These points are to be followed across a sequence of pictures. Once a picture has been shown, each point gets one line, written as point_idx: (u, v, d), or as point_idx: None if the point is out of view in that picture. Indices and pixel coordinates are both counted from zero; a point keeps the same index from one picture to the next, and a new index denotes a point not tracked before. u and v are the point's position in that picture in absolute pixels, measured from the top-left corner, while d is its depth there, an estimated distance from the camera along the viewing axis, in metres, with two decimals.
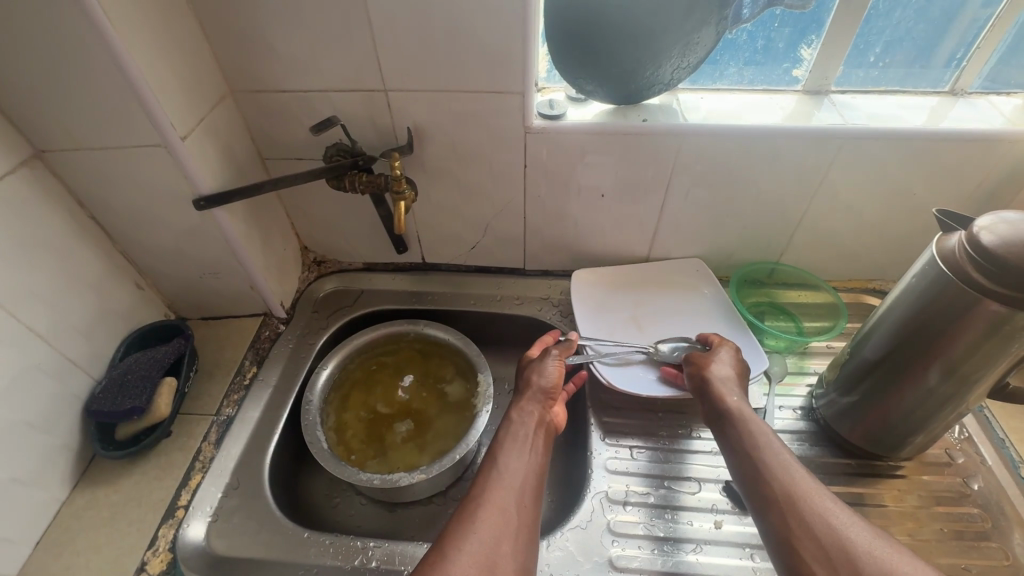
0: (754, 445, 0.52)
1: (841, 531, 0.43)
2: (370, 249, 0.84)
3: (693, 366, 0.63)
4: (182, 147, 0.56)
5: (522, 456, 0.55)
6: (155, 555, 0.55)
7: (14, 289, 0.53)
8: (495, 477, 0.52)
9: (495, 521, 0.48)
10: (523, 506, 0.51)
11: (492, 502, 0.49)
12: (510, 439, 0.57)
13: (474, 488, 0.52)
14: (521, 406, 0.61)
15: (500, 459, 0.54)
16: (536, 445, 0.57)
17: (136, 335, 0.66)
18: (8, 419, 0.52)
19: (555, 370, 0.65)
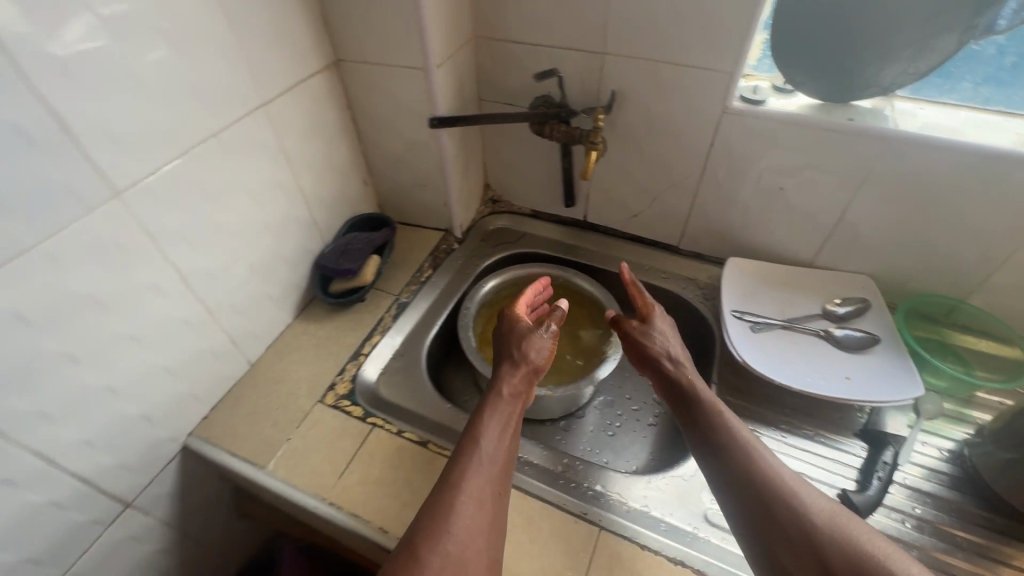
0: (722, 439, 0.55)
1: (817, 514, 0.48)
2: (541, 197, 0.94)
3: (652, 343, 0.66)
4: (435, 72, 0.69)
5: (500, 439, 0.57)
6: (341, 381, 0.71)
7: (301, 157, 0.71)
8: (475, 461, 0.53)
9: (478, 500, 0.51)
10: (498, 488, 0.53)
11: (470, 492, 0.51)
12: (493, 419, 0.58)
13: (453, 472, 0.53)
14: (513, 381, 0.63)
15: (478, 441, 0.55)
16: (512, 426, 0.59)
17: (356, 219, 0.84)
18: (275, 250, 0.70)
19: (543, 349, 0.66)
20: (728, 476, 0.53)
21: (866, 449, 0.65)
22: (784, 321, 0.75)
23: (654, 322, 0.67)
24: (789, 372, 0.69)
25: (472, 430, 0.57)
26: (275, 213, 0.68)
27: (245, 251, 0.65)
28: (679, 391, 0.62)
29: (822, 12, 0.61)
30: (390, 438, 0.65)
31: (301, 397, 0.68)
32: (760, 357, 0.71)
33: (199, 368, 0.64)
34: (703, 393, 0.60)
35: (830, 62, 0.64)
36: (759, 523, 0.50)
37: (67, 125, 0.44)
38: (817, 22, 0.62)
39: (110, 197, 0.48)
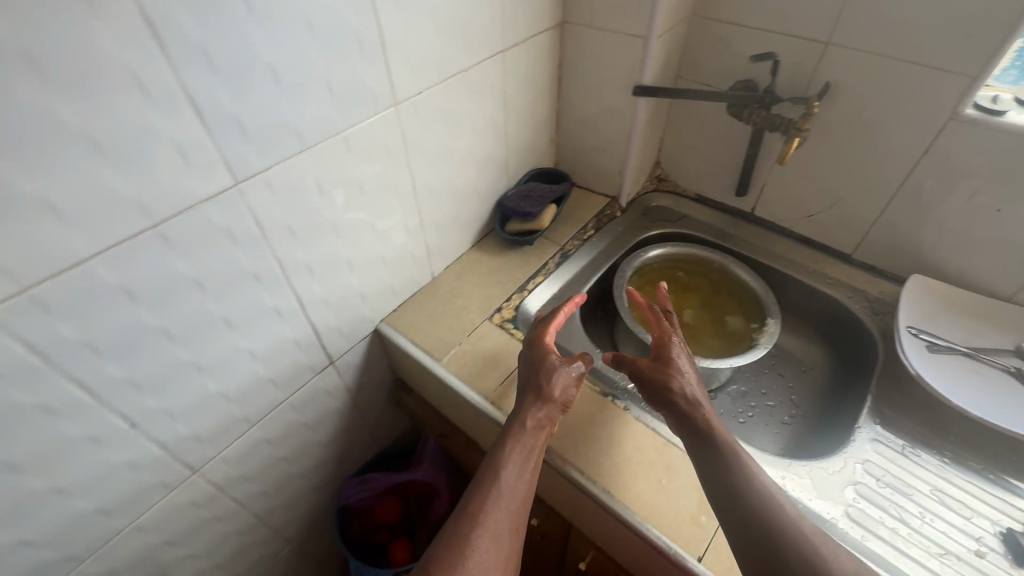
0: (735, 494, 0.50)
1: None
2: (712, 183, 0.95)
3: (663, 386, 0.58)
4: (653, 42, 0.74)
5: (519, 470, 0.53)
6: (506, 307, 0.79)
7: (514, 104, 0.79)
8: (494, 500, 0.51)
9: (496, 541, 0.49)
10: (517, 526, 0.51)
11: (486, 527, 0.49)
12: (516, 452, 0.54)
13: (471, 507, 0.50)
14: (537, 410, 0.57)
15: (496, 476, 0.52)
16: (532, 455, 0.55)
17: (538, 171, 0.91)
18: (475, 182, 0.80)
19: (568, 378, 0.60)
20: (737, 532, 0.49)
21: None
22: (969, 349, 0.71)
23: (669, 357, 0.60)
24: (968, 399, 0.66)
25: (488, 466, 0.54)
26: (483, 149, 0.78)
27: (456, 176, 0.75)
28: (695, 435, 0.55)
29: None
30: None
31: (472, 313, 0.78)
32: (937, 377, 0.68)
33: (402, 267, 0.75)
34: (721, 436, 0.54)
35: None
36: None
37: (382, 39, 0.54)
38: None
39: (390, 104, 0.59)
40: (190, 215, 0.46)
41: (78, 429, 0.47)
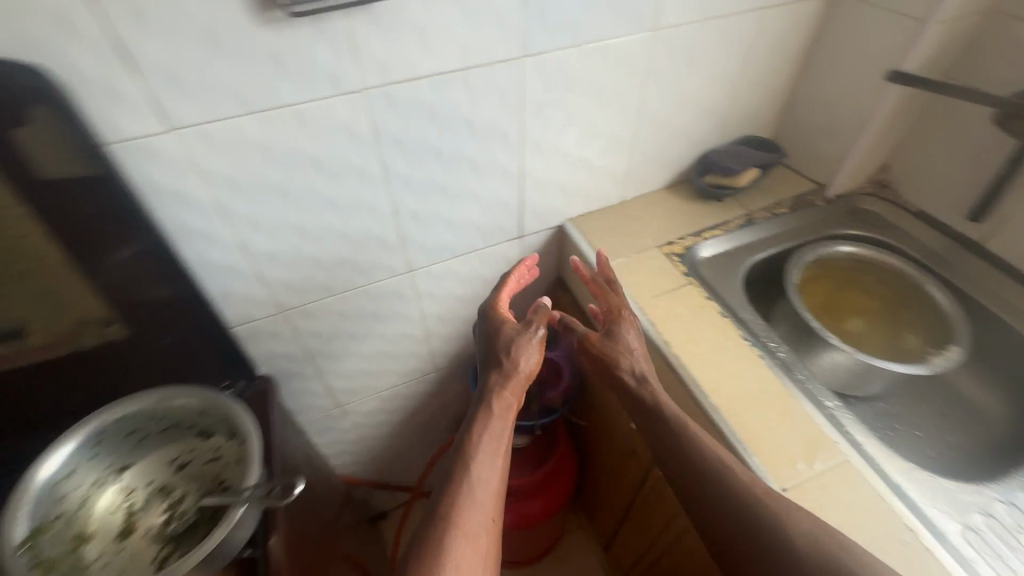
0: (686, 450, 0.58)
1: (799, 533, 0.51)
2: (944, 199, 0.87)
3: (610, 362, 0.67)
4: (931, 26, 0.72)
5: (491, 459, 0.58)
6: (677, 244, 0.85)
7: (755, 63, 0.83)
8: (468, 483, 0.56)
9: (479, 509, 0.54)
10: (493, 511, 0.55)
11: (462, 523, 0.53)
12: (486, 435, 0.60)
13: (440, 509, 0.54)
14: (504, 394, 0.63)
15: (472, 461, 0.57)
16: (501, 441, 0.60)
17: (753, 138, 0.93)
18: (690, 127, 0.86)
19: (531, 350, 0.66)
20: (696, 487, 0.58)
21: None
22: None
23: (607, 340, 0.68)
24: None
25: (461, 452, 0.59)
26: (710, 98, 0.83)
27: (677, 114, 0.83)
28: (644, 408, 0.63)
29: None
30: (698, 297, 0.78)
31: (645, 239, 0.86)
32: None
33: (601, 180, 0.86)
34: (666, 408, 0.61)
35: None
36: (750, 541, 0.54)
37: None
38: None
39: (651, 28, 0.69)
40: (487, 68, 0.63)
41: (368, 197, 0.68)
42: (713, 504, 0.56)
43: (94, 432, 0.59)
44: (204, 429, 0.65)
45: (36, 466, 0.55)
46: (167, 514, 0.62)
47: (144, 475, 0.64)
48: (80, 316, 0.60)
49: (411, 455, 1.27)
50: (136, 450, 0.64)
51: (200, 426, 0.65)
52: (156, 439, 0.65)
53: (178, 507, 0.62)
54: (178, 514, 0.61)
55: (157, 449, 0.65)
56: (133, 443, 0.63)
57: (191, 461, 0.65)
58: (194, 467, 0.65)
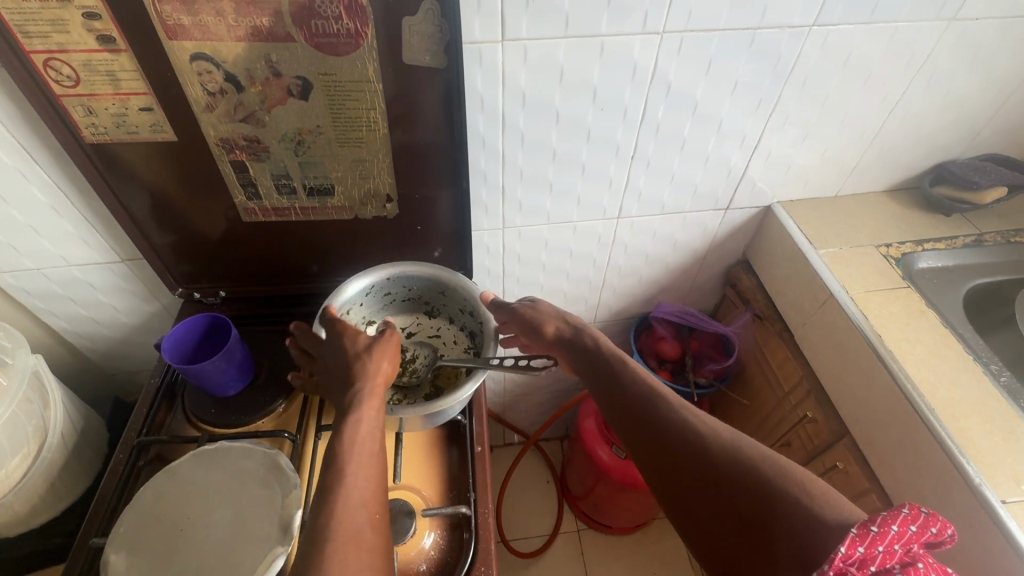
0: (622, 384, 0.57)
1: (784, 499, 0.43)
2: None
3: (536, 318, 0.67)
4: None
5: (367, 459, 0.48)
6: (894, 249, 0.83)
7: None
8: (348, 467, 0.47)
9: (361, 497, 0.46)
10: (378, 507, 0.46)
11: (343, 522, 0.44)
12: (364, 419, 0.51)
13: (319, 512, 0.44)
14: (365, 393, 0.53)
15: (351, 449, 0.49)
16: (368, 439, 0.50)
17: (1003, 156, 0.86)
18: (940, 132, 0.82)
19: (390, 354, 0.57)
20: (647, 448, 0.51)
21: None
22: None
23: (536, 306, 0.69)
24: None
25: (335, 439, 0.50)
26: (974, 103, 0.79)
27: (932, 114, 0.79)
28: (602, 376, 0.59)
29: None
30: (915, 304, 0.76)
31: (859, 237, 0.84)
32: None
33: (825, 169, 0.85)
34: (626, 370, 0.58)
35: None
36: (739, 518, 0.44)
37: None
38: None
39: (946, 17, 0.67)
40: (773, 32, 0.65)
41: (619, 137, 0.74)
42: (661, 455, 0.50)
43: (385, 278, 0.72)
44: (437, 310, 0.78)
45: (348, 284, 0.69)
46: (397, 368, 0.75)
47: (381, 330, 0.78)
48: (372, 189, 0.72)
49: (535, 398, 1.35)
50: (384, 308, 0.77)
51: (434, 307, 0.78)
52: (400, 305, 0.78)
53: (409, 366, 0.75)
54: (409, 370, 0.74)
55: (396, 314, 0.79)
56: (386, 303, 0.76)
57: (419, 335, 0.78)
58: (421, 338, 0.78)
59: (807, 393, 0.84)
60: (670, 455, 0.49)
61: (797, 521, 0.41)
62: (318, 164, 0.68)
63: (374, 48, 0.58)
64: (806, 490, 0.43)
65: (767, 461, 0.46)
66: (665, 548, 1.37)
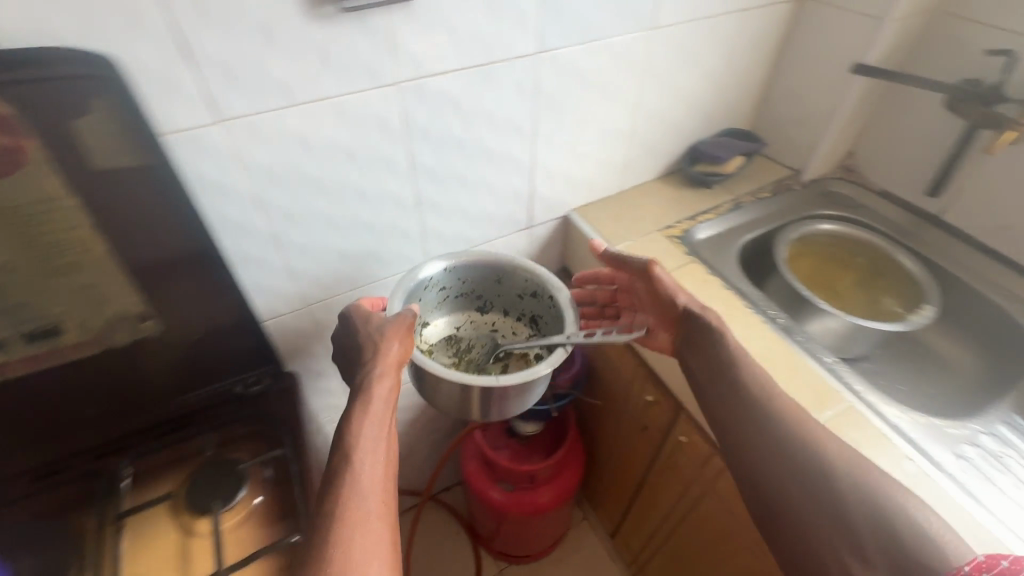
0: (738, 377, 0.63)
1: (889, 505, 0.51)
2: (904, 178, 0.98)
3: (657, 284, 0.71)
4: (888, 23, 0.82)
5: (369, 458, 0.55)
6: (676, 227, 0.92)
7: (736, 59, 0.91)
8: (355, 478, 0.53)
9: (369, 489, 0.53)
10: (385, 506, 0.54)
11: (354, 513, 0.51)
12: (372, 422, 0.58)
13: (325, 507, 0.52)
14: (376, 389, 0.59)
15: (360, 458, 0.55)
16: (377, 435, 0.57)
17: (734, 130, 1.01)
18: (681, 120, 0.93)
19: (403, 340, 0.63)
20: (749, 440, 0.60)
21: None
22: None
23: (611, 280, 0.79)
24: None
25: (344, 432, 0.57)
26: (697, 92, 0.91)
27: (669, 108, 0.90)
28: (690, 341, 0.69)
29: None
30: (702, 274, 0.84)
31: (646, 225, 0.92)
32: None
33: (602, 170, 0.91)
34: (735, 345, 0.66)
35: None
36: (835, 516, 0.52)
37: None
38: None
39: (648, 27, 0.76)
40: (507, 64, 0.67)
41: (395, 187, 0.71)
42: (770, 454, 0.58)
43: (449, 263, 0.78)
44: (489, 304, 0.86)
45: (426, 266, 0.75)
46: (452, 358, 0.83)
47: (439, 327, 0.84)
48: (117, 312, 0.59)
49: (419, 454, 1.28)
50: (440, 304, 0.83)
51: (487, 301, 0.86)
52: (454, 301, 0.84)
53: (465, 354, 0.83)
54: (467, 358, 0.82)
55: (464, 307, 0.86)
56: (442, 297, 0.82)
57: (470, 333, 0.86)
58: (474, 330, 0.86)
59: (645, 378, 0.89)
60: (750, 410, 0.61)
61: (886, 521, 0.50)
62: (26, 305, 0.54)
63: (48, 160, 0.48)
64: (888, 491, 0.52)
65: (827, 438, 0.57)
66: (586, 555, 1.38)
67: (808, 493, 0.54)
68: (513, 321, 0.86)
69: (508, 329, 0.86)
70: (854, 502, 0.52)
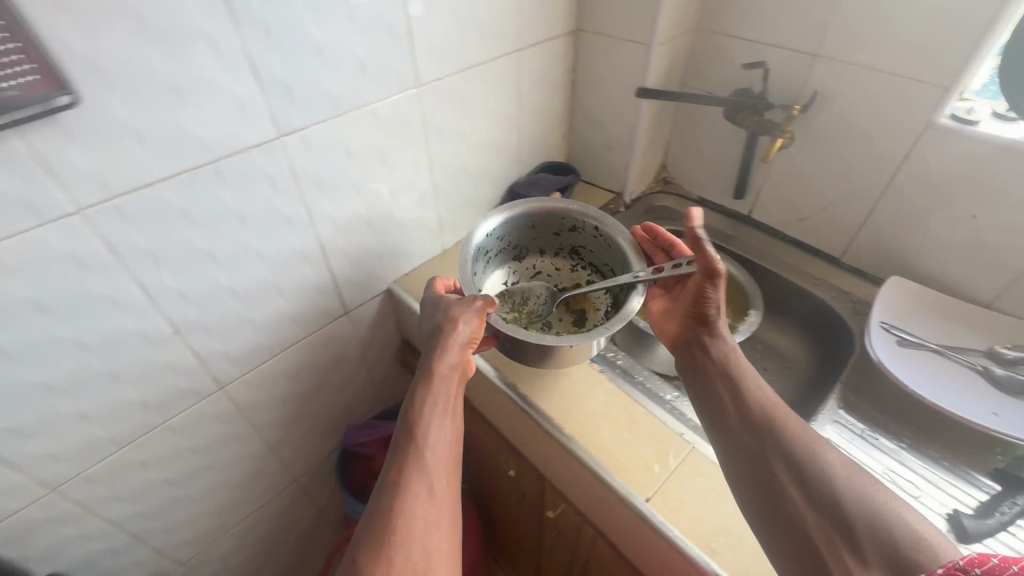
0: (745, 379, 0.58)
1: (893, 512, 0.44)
2: (712, 185, 1.01)
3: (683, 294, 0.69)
4: (655, 49, 0.82)
5: (438, 433, 0.58)
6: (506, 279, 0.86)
7: (528, 98, 0.88)
8: (421, 455, 0.56)
9: (440, 464, 0.57)
10: (450, 488, 0.56)
11: (414, 495, 0.53)
12: (433, 409, 0.60)
13: (383, 506, 0.52)
14: (443, 361, 0.62)
15: (428, 435, 0.58)
16: (442, 418, 0.60)
17: (548, 164, 0.99)
18: (488, 167, 0.89)
19: (470, 318, 0.64)
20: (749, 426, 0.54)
21: (996, 490, 0.62)
22: (939, 346, 0.72)
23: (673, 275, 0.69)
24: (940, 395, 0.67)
25: (410, 415, 0.59)
26: (496, 137, 0.86)
27: (470, 159, 0.84)
28: (706, 338, 0.64)
29: None
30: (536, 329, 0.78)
31: None
32: (903, 371, 0.70)
33: (415, 235, 0.84)
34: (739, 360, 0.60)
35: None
36: (830, 515, 0.45)
37: (410, 32, 0.65)
38: None
39: (413, 86, 0.69)
40: (241, 156, 0.57)
41: (133, 324, 0.58)
42: (766, 447, 0.52)
43: (528, 212, 0.82)
44: (526, 249, 0.86)
45: (479, 228, 0.76)
46: (511, 314, 0.80)
47: (490, 289, 0.83)
48: None
49: None
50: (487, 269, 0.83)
51: (522, 248, 0.86)
52: (498, 259, 0.85)
53: (524, 307, 0.80)
54: (525, 310, 0.79)
55: (520, 271, 0.87)
56: (486, 262, 0.82)
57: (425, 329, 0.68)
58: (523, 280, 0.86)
59: (504, 449, 0.81)
60: (737, 390, 0.58)
61: (889, 531, 0.42)
62: None
63: None
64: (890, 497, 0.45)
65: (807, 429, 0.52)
66: None
67: (781, 477, 0.49)
68: (564, 278, 0.87)
69: (571, 275, 0.87)
70: (831, 490, 0.46)
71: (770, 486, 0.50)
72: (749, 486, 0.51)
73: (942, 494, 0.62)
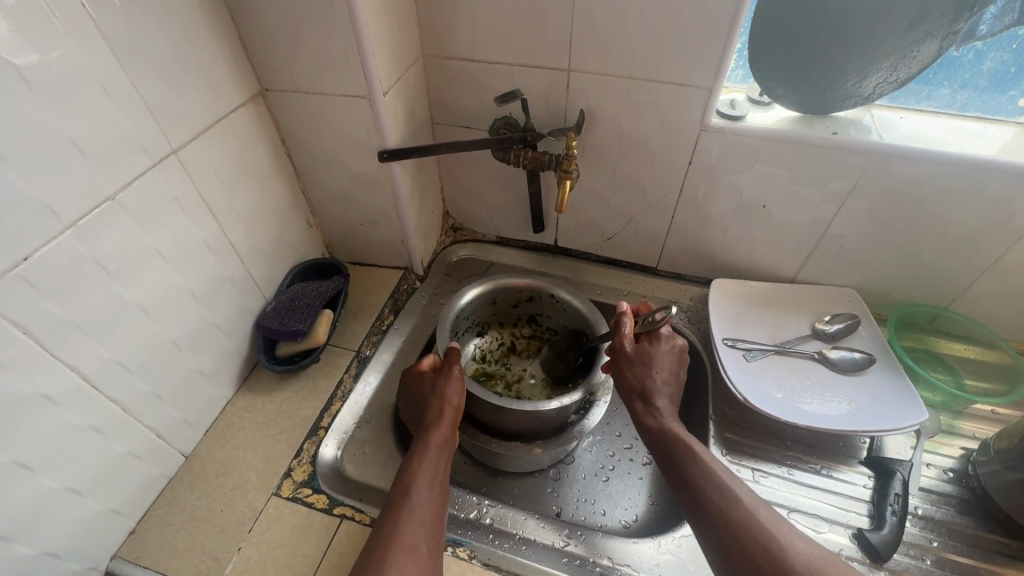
0: (690, 453, 0.53)
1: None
2: (505, 222, 0.86)
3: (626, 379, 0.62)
4: (381, 100, 0.60)
5: (428, 489, 0.50)
6: (299, 465, 0.60)
7: (226, 204, 0.59)
8: (405, 513, 0.47)
9: (429, 513, 0.48)
10: (433, 546, 0.47)
11: (400, 548, 0.45)
12: (423, 471, 0.51)
13: (370, 547, 0.45)
14: (441, 428, 0.55)
15: (416, 496, 0.49)
16: (439, 476, 0.51)
17: (300, 267, 0.73)
18: (206, 320, 0.59)
19: (457, 389, 0.58)
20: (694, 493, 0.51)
21: (874, 478, 0.63)
22: (777, 346, 0.70)
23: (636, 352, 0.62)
24: (801, 407, 0.64)
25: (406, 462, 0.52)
26: (199, 277, 0.57)
27: (167, 330, 0.54)
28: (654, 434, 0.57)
29: (794, 35, 0.59)
30: (364, 531, 0.55)
31: (251, 493, 0.58)
32: (761, 392, 0.66)
33: (116, 478, 0.52)
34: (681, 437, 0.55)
35: (827, 43, 0.58)
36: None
37: None
38: (792, 48, 0.60)
39: None
40: None
41: None
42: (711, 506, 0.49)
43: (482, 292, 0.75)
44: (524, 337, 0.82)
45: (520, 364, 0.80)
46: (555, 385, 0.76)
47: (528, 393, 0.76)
48: None
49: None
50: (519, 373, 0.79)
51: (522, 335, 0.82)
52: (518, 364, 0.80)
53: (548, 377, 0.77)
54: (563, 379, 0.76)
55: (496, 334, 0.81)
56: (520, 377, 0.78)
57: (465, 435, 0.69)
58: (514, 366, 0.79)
59: None
60: (688, 476, 0.52)
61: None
62: None
63: None
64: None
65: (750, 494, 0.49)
66: None
67: (745, 557, 0.44)
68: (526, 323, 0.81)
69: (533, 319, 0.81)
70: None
71: (730, 558, 0.45)
72: (709, 546, 0.48)
73: (838, 508, 0.60)
